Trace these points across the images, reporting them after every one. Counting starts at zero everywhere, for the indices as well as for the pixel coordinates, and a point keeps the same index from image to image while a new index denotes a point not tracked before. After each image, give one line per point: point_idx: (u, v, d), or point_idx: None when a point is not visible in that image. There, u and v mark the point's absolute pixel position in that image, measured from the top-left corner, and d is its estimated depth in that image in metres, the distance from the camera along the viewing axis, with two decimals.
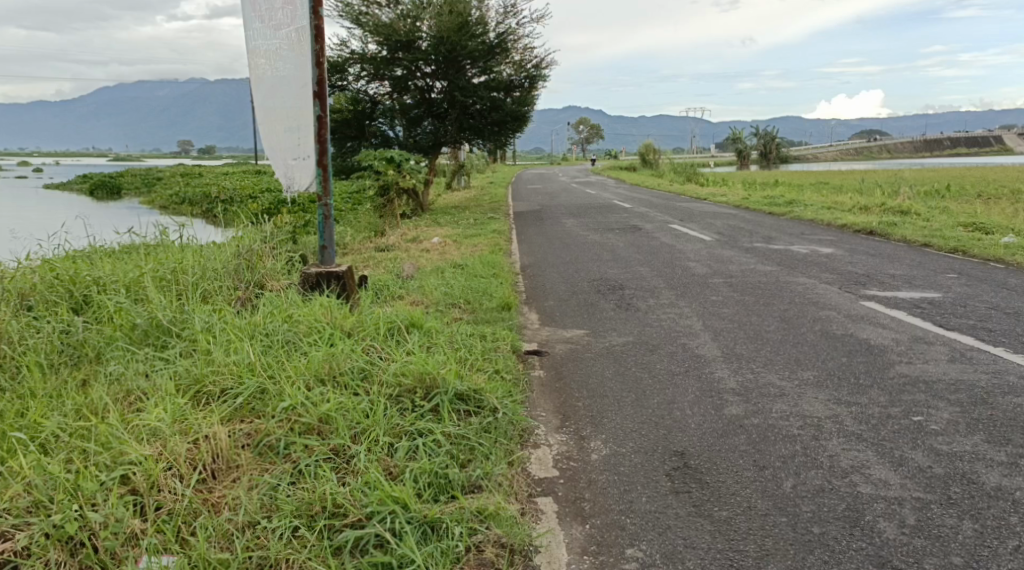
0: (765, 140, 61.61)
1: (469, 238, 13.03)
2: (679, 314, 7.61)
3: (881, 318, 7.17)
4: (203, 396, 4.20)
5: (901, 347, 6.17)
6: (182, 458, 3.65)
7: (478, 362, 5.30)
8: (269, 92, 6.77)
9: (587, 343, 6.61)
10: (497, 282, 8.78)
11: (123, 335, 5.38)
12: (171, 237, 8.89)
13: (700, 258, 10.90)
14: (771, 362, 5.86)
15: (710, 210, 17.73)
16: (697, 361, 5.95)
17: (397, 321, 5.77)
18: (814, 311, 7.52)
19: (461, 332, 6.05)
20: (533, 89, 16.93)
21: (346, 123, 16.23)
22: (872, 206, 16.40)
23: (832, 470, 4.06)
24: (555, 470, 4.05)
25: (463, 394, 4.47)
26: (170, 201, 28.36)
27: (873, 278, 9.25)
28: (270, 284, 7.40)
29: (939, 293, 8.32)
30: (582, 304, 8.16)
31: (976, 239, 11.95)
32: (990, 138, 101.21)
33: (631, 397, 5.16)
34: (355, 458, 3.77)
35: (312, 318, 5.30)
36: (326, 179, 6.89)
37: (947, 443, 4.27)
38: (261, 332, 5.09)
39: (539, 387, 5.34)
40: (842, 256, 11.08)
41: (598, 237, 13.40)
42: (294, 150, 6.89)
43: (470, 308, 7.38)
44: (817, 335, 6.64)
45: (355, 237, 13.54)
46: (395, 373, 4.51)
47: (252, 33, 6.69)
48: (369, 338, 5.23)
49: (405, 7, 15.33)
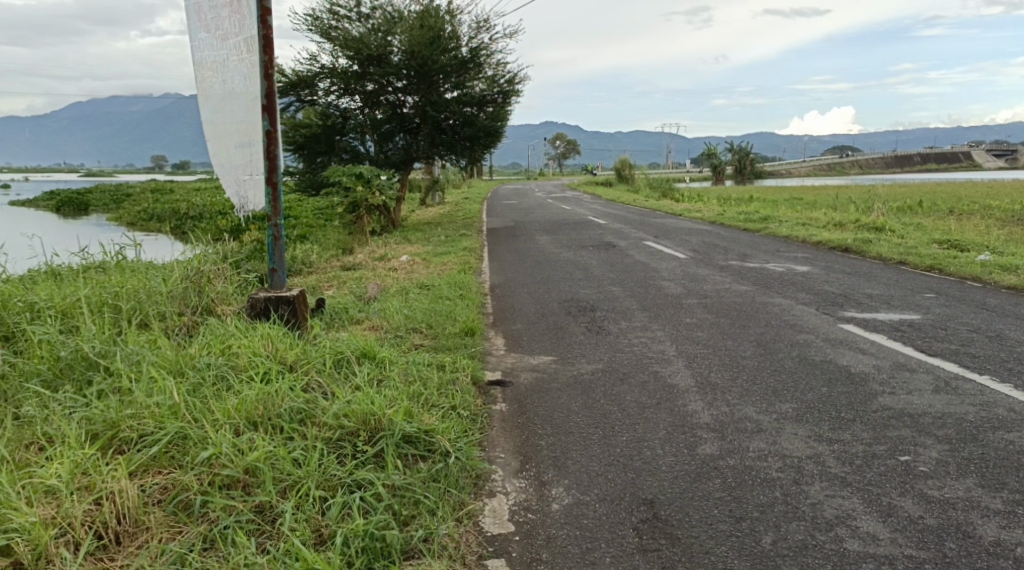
0: (740, 155, 61.71)
1: (439, 256, 12.66)
2: (652, 338, 7.25)
3: (861, 343, 6.86)
4: (117, 443, 3.84)
5: (883, 375, 5.85)
6: (77, 523, 3.25)
7: (432, 397, 4.91)
8: (217, 106, 6.34)
9: (554, 371, 6.22)
10: (463, 304, 8.39)
11: (43, 369, 5.05)
12: (123, 256, 8.51)
13: (675, 277, 10.58)
14: (747, 393, 5.50)
15: (684, 226, 17.48)
16: (669, 392, 5.58)
17: (347, 351, 5.39)
18: (792, 335, 7.19)
19: (417, 362, 5.65)
20: (506, 104, 16.59)
21: (315, 138, 15.70)
22: (846, 223, 16.21)
23: (815, 522, 3.71)
24: (510, 525, 3.67)
25: (411, 437, 4.10)
26: (137, 218, 27.65)
27: (851, 298, 8.97)
28: (218, 309, 7.04)
29: (919, 315, 8.04)
30: (550, 327, 7.78)
31: (952, 256, 11.74)
32: (959, 155, 102.57)
33: (598, 434, 4.78)
34: (282, 518, 3.38)
35: (250, 351, 4.90)
36: (275, 199, 6.41)
37: (938, 488, 3.92)
38: (194, 367, 4.70)
39: (500, 423, 4.94)
40: (819, 274, 10.82)
41: (571, 255, 13.06)
42: (245, 167, 6.46)
43: (432, 333, 6.99)
44: (795, 362, 6.31)
45: (322, 254, 13.12)
46: (337, 414, 4.12)
47: (200, 43, 6.21)
48: (313, 371, 4.84)
49: (375, 21, 15.02)
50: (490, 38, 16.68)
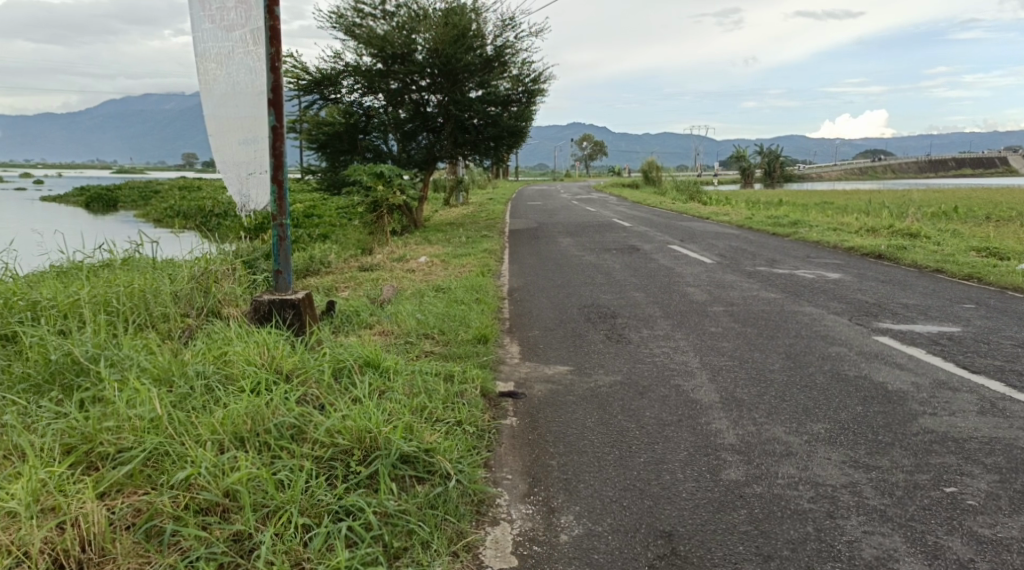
0: (768, 159, 60.81)
1: (458, 258, 12.35)
2: (674, 348, 6.90)
3: (897, 357, 6.46)
4: (91, 458, 3.57)
5: (923, 393, 5.45)
6: (35, 551, 3.04)
7: (437, 411, 4.60)
8: (221, 99, 6.03)
9: (569, 383, 5.88)
10: (478, 309, 8.08)
11: (32, 373, 4.77)
12: (139, 253, 8.33)
13: (700, 283, 10.20)
14: (775, 412, 5.12)
15: (711, 230, 17.08)
16: (691, 409, 5.22)
17: (350, 359, 5.08)
18: (823, 348, 6.80)
19: (424, 372, 5.33)
20: (531, 104, 16.25)
21: (338, 137, 15.34)
22: (879, 228, 15.72)
23: (852, 563, 3.38)
24: (513, 559, 3.38)
25: (410, 457, 3.81)
26: (165, 214, 27.59)
27: (885, 308, 8.56)
28: (225, 311, 6.77)
29: (958, 327, 7.61)
30: (568, 335, 7.43)
31: (991, 265, 11.25)
32: (994, 161, 100.85)
33: (615, 454, 4.44)
34: (259, 549, 3.17)
35: (244, 359, 4.60)
36: (281, 197, 6.07)
37: (990, 527, 3.57)
38: (185, 375, 4.41)
39: (509, 440, 4.62)
40: (851, 281, 10.40)
41: (595, 258, 12.71)
42: (248, 164, 6.23)
43: (443, 339, 6.69)
44: (827, 377, 5.92)
45: (339, 253, 12.82)
46: (330, 429, 3.84)
47: (202, 34, 5.90)
48: (310, 382, 4.54)
49: (401, 19, 14.72)
50: (516, 37, 16.36)
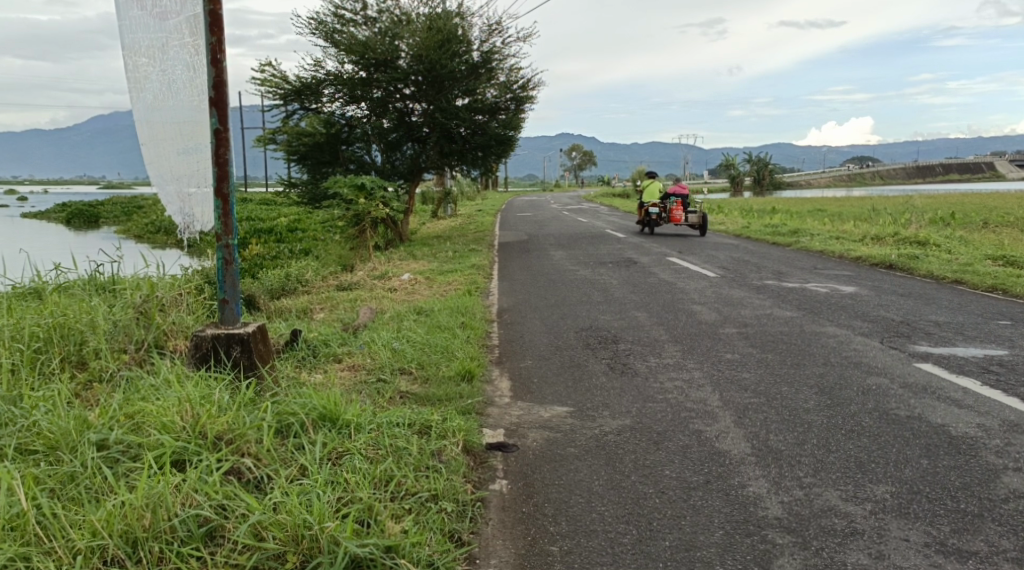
0: (758, 166, 59.72)
1: (444, 274, 11.40)
2: (688, 381, 5.95)
3: (949, 389, 5.56)
4: None
5: (996, 439, 4.55)
6: None
7: (408, 481, 3.67)
8: (155, 100, 4.89)
9: (570, 430, 4.89)
10: (463, 336, 7.09)
11: None
12: (96, 272, 7.30)
13: (707, 301, 9.28)
14: (823, 468, 4.19)
15: (709, 239, 16.16)
16: (719, 465, 4.27)
17: (301, 412, 4.09)
18: (861, 379, 5.89)
19: (394, 424, 4.32)
20: (520, 113, 15.21)
21: (319, 148, 14.36)
22: (884, 236, 14.84)
23: None
24: None
25: (364, 560, 3.05)
26: (147, 230, 26.45)
27: (916, 326, 7.64)
28: (172, 343, 5.70)
29: (1006, 350, 6.70)
30: (565, 365, 6.47)
31: (1016, 276, 10.37)
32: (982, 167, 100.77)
33: (633, 535, 3.53)
34: None
35: (159, 423, 3.61)
36: (228, 213, 5.01)
37: None
38: (83, 444, 3.49)
39: (498, 516, 3.67)
40: (869, 296, 9.52)
41: (590, 273, 11.75)
42: (190, 177, 5.14)
43: (420, 376, 5.74)
44: (875, 417, 5.00)
45: (319, 271, 11.80)
46: (258, 524, 3.09)
47: (131, 21, 4.74)
48: (242, 444, 3.60)
49: (382, 24, 13.80)
50: (504, 41, 15.42)
